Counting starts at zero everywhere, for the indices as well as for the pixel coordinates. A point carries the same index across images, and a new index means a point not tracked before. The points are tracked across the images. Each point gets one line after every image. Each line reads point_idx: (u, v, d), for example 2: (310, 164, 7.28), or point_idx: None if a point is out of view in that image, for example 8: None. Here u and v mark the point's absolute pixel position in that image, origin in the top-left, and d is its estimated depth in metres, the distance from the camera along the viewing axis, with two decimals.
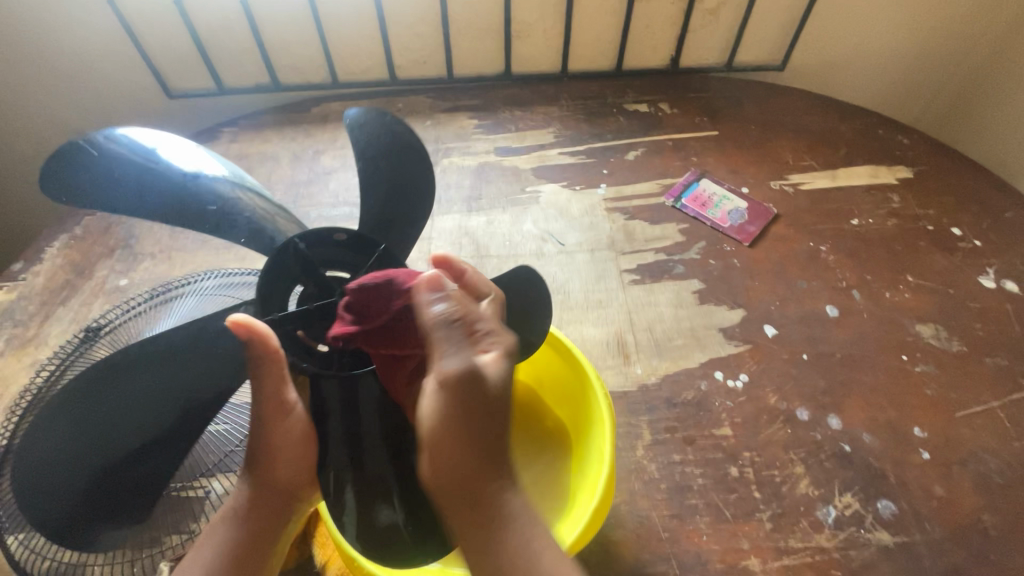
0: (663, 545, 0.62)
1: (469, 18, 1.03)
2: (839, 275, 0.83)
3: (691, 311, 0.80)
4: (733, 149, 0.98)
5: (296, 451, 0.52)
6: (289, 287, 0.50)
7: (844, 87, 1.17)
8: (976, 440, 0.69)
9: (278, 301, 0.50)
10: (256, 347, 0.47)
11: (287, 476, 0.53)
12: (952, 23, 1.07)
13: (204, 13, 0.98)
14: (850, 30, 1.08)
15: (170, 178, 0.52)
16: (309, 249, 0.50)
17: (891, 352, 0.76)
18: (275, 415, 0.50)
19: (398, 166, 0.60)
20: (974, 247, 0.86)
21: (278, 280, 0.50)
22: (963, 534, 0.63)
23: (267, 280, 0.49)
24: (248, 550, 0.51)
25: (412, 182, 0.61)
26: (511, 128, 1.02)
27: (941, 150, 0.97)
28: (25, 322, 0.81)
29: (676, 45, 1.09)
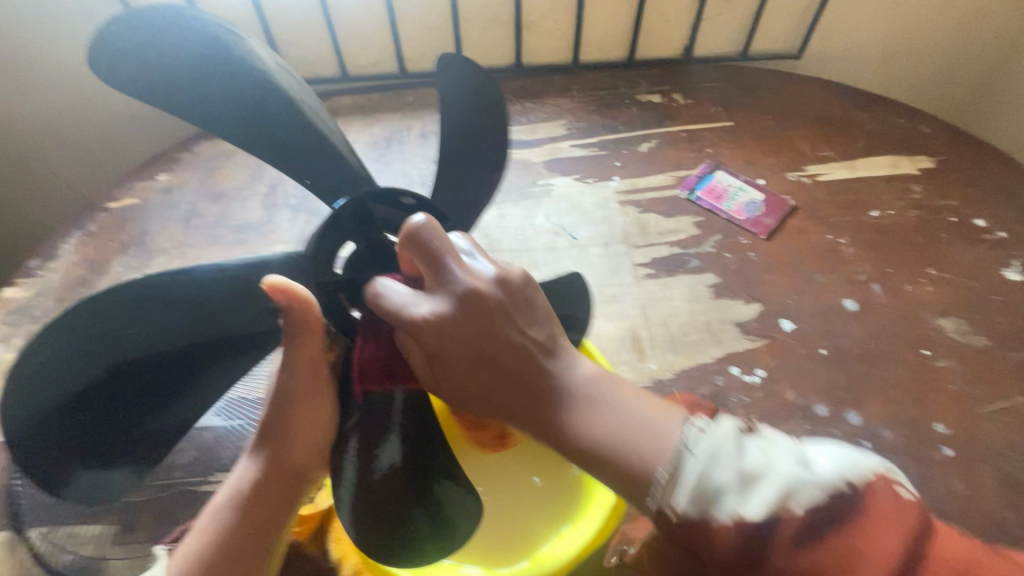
0: None
1: (479, 8, 1.01)
2: (858, 268, 0.82)
3: (706, 306, 0.79)
4: (749, 141, 0.96)
5: (309, 433, 0.52)
6: (342, 239, 0.52)
7: (863, 75, 1.14)
8: (1000, 437, 0.68)
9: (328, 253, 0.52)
10: (296, 319, 0.48)
11: (298, 460, 0.52)
12: (976, 9, 1.04)
13: (212, 7, 0.97)
14: (870, 16, 1.06)
15: (258, 96, 0.53)
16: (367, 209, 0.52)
17: (911, 346, 0.74)
18: (302, 395, 0.51)
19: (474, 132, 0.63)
20: (998, 238, 0.84)
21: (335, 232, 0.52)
22: (988, 533, 0.62)
23: (326, 225, 0.51)
24: (249, 531, 0.50)
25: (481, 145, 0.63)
26: (522, 120, 1.01)
27: (964, 139, 0.94)
28: (42, 318, 0.82)
29: (690, 34, 1.07)
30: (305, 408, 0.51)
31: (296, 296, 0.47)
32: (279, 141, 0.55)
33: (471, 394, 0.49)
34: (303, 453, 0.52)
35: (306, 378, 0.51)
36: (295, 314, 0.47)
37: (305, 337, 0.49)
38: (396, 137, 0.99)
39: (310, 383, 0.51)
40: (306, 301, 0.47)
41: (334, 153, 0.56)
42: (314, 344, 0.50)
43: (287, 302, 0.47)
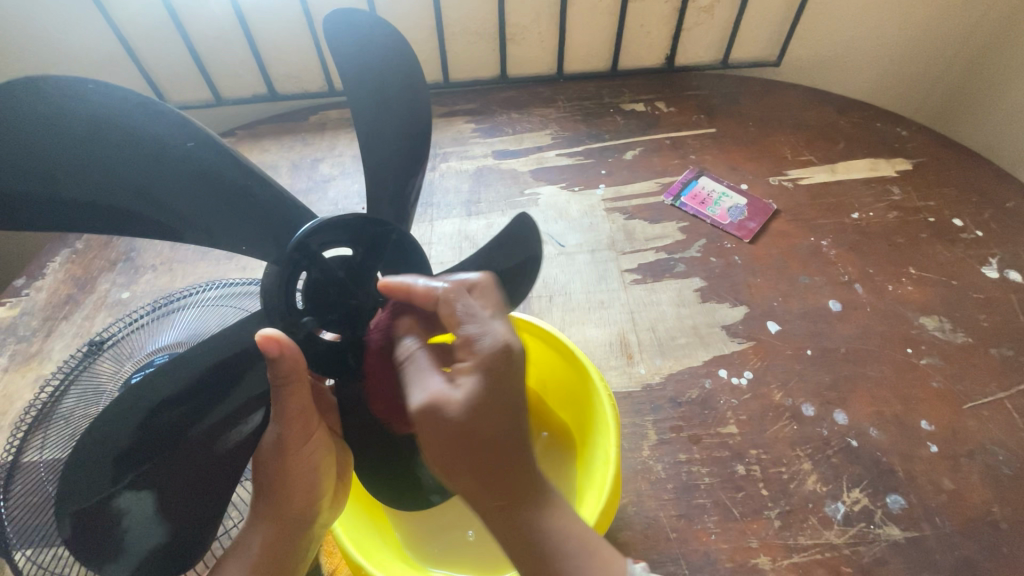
0: (672, 545, 0.62)
1: (464, 22, 1.03)
2: (841, 270, 0.83)
3: (693, 309, 0.80)
4: (731, 147, 0.98)
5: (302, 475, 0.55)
6: (293, 274, 0.47)
7: (843, 80, 1.17)
8: (985, 432, 0.68)
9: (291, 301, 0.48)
10: (284, 369, 0.46)
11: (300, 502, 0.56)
12: (947, 16, 1.07)
13: (198, 22, 0.97)
14: (845, 25, 1.08)
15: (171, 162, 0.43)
16: (315, 241, 0.47)
17: (895, 344, 0.76)
18: (294, 441, 0.53)
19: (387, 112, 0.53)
20: (976, 237, 0.85)
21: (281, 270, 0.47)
22: (974, 527, 0.62)
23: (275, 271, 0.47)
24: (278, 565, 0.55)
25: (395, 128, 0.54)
26: (508, 131, 1.03)
27: (940, 142, 0.96)
28: (29, 337, 0.81)
29: (672, 43, 1.09)
30: (298, 450, 0.54)
31: (286, 351, 0.45)
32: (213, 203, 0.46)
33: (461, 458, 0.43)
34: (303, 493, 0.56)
35: (295, 427, 0.52)
36: (283, 368, 0.46)
37: (289, 385, 0.47)
38: None
39: (300, 429, 0.52)
40: (291, 359, 0.45)
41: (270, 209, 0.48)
42: (300, 392, 0.48)
43: (281, 355, 0.45)
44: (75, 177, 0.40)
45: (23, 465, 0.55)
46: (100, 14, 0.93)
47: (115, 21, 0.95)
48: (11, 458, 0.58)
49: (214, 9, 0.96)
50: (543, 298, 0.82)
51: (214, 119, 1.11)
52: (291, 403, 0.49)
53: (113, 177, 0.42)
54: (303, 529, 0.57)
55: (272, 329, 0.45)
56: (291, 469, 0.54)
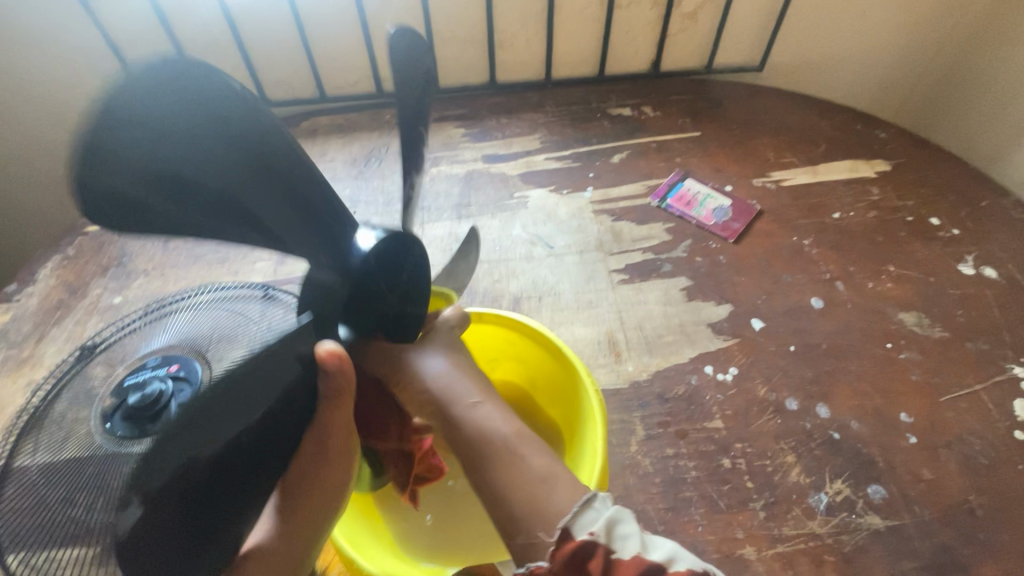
0: (660, 538, 0.63)
1: (453, 29, 1.05)
2: (823, 268, 0.85)
3: (679, 308, 0.82)
4: (715, 150, 1.00)
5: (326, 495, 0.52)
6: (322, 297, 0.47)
7: (823, 85, 1.20)
8: (962, 423, 0.70)
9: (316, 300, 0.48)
10: (338, 384, 0.47)
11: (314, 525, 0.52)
12: (921, 23, 1.11)
13: (189, 29, 0.99)
14: (824, 31, 1.11)
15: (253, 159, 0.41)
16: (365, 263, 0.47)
17: (875, 339, 0.78)
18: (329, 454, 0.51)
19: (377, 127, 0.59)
20: (952, 235, 0.88)
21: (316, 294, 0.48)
22: (952, 515, 0.64)
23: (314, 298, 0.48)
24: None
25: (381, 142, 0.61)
26: (497, 136, 1.04)
27: (917, 144, 0.99)
28: (20, 343, 0.81)
29: (657, 49, 1.11)
30: (323, 468, 0.51)
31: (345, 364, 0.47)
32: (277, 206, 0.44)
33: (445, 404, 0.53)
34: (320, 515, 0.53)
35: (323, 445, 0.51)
36: (337, 381, 0.47)
37: (339, 398, 0.49)
38: (375, 155, 1.02)
39: (339, 444, 0.51)
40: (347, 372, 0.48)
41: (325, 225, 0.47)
42: (348, 404, 0.50)
43: (337, 370, 0.47)
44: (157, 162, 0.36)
45: (17, 469, 0.56)
46: (90, 18, 0.94)
47: (102, 22, 0.95)
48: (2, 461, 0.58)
49: (204, 15, 0.97)
50: (533, 298, 0.84)
51: None
52: (338, 411, 0.50)
53: (199, 168, 0.38)
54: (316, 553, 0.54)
55: (330, 344, 0.47)
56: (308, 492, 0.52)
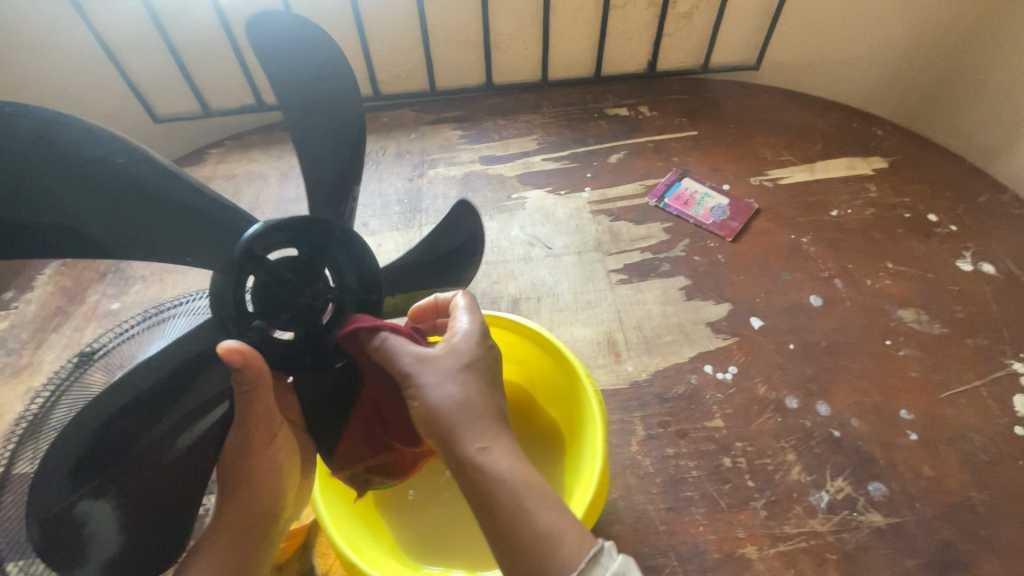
0: (661, 538, 0.63)
1: (449, 31, 1.05)
2: (821, 265, 0.85)
3: (678, 307, 0.81)
4: (712, 149, 1.00)
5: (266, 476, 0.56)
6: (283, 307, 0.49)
7: (819, 83, 1.20)
8: (962, 419, 0.70)
9: (239, 299, 0.48)
10: (250, 375, 0.48)
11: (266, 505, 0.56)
12: (916, 20, 1.11)
13: (184, 34, 0.98)
14: (819, 29, 1.11)
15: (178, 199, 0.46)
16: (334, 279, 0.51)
17: (875, 336, 0.78)
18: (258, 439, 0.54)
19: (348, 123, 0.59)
20: (950, 232, 0.88)
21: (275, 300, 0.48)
22: (953, 512, 0.64)
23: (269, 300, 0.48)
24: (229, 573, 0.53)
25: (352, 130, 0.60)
26: (495, 137, 1.04)
27: (914, 141, 0.99)
28: (18, 350, 0.81)
29: (653, 49, 1.11)
30: (262, 450, 0.55)
31: (250, 361, 0.47)
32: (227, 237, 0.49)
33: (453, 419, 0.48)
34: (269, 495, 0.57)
35: (259, 431, 0.54)
36: (250, 372, 0.47)
37: (257, 390, 0.49)
38: (372, 158, 1.02)
39: (265, 430, 0.54)
40: (253, 368, 0.48)
41: None
42: (263, 396, 0.50)
43: (243, 364, 0.47)
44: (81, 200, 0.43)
45: None
46: (84, 23, 0.94)
47: (95, 25, 0.94)
48: None
49: (198, 18, 0.97)
50: (531, 299, 0.84)
51: (202, 130, 1.12)
52: (259, 402, 0.51)
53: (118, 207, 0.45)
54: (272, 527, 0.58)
55: (233, 340, 0.47)
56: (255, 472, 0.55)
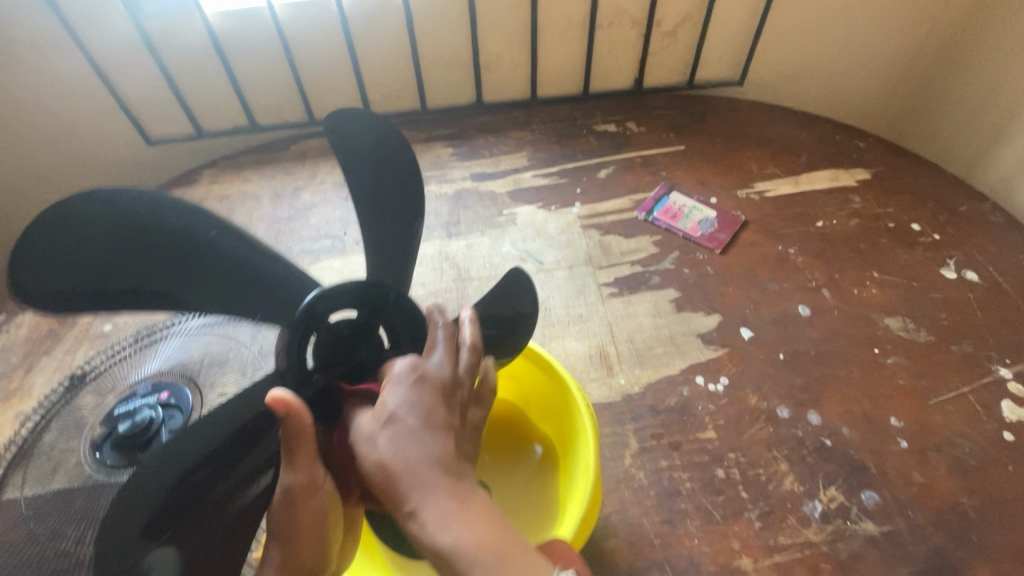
0: (655, 551, 0.63)
1: (439, 51, 1.07)
2: (808, 276, 0.86)
3: (669, 319, 0.82)
4: (699, 163, 1.02)
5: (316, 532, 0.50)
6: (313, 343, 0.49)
7: (803, 97, 1.23)
8: (950, 425, 0.71)
9: (296, 359, 0.49)
10: (291, 427, 0.45)
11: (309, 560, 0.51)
12: (895, 34, 1.14)
13: (177, 56, 1.00)
14: (801, 45, 1.14)
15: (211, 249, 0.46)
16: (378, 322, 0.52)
17: (863, 345, 0.79)
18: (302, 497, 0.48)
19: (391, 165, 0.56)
20: (933, 240, 0.90)
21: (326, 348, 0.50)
22: (945, 518, 0.65)
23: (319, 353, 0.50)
24: None
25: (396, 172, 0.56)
26: (485, 154, 1.06)
27: (895, 152, 1.02)
28: (8, 374, 0.81)
29: (639, 67, 1.14)
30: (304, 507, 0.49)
31: (296, 411, 0.45)
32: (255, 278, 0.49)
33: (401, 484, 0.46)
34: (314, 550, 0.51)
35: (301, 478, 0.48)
36: (290, 425, 0.45)
37: (297, 441, 0.47)
38: None
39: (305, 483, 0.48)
40: (301, 417, 0.46)
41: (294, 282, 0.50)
42: (305, 449, 0.47)
43: (288, 414, 0.45)
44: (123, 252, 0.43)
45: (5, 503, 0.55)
46: (77, 47, 0.95)
47: (86, 46, 0.95)
48: None
49: (191, 41, 0.98)
50: None
51: (196, 151, 1.13)
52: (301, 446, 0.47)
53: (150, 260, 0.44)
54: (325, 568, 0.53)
55: (282, 389, 0.45)
56: (301, 523, 0.49)
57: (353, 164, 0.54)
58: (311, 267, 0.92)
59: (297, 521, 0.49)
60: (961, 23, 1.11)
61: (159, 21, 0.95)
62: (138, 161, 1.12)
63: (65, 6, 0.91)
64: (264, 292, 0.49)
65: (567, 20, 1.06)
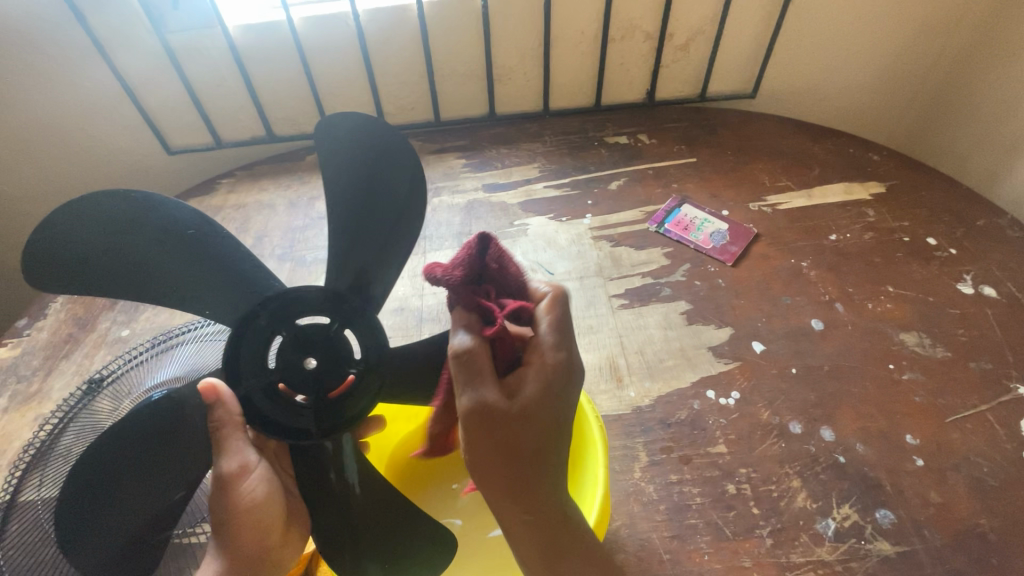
0: (665, 567, 0.62)
1: (453, 64, 1.09)
2: (822, 289, 0.86)
3: (680, 332, 0.82)
4: (711, 175, 1.02)
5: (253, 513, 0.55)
6: (268, 337, 0.53)
7: (815, 109, 1.22)
8: (968, 444, 0.70)
9: (258, 359, 0.53)
10: (220, 414, 0.53)
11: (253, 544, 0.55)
12: (910, 47, 1.13)
13: (199, 69, 1.02)
14: (813, 58, 1.14)
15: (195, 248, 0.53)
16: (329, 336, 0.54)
17: (877, 360, 0.78)
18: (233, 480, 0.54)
19: (384, 162, 0.55)
20: (950, 255, 0.89)
21: (291, 353, 0.53)
22: (963, 539, 0.63)
23: (286, 346, 0.53)
24: None
25: (388, 169, 0.55)
26: (497, 166, 1.07)
27: (911, 166, 1.01)
28: (29, 377, 0.83)
29: (651, 80, 1.15)
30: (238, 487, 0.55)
31: (222, 397, 0.52)
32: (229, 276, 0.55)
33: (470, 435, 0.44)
34: (255, 534, 0.55)
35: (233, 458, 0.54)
36: (220, 413, 0.53)
37: (224, 431, 0.53)
38: None
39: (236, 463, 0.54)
40: (230, 405, 0.53)
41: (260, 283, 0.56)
42: (232, 434, 0.54)
43: (217, 400, 0.53)
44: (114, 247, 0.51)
45: (20, 505, 0.57)
46: (103, 60, 0.98)
47: (114, 61, 0.98)
48: (7, 497, 0.59)
49: (212, 53, 1.01)
50: None
51: (214, 160, 1.16)
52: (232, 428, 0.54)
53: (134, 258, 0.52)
54: (264, 566, 0.56)
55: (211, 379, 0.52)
56: (244, 504, 0.55)
57: (342, 157, 0.55)
58: (324, 275, 0.93)
59: (240, 505, 0.54)
60: (979, 35, 1.10)
61: (182, 36, 0.98)
62: (158, 169, 1.14)
63: (94, 24, 0.94)
64: (228, 281, 0.55)
65: (579, 34, 1.07)
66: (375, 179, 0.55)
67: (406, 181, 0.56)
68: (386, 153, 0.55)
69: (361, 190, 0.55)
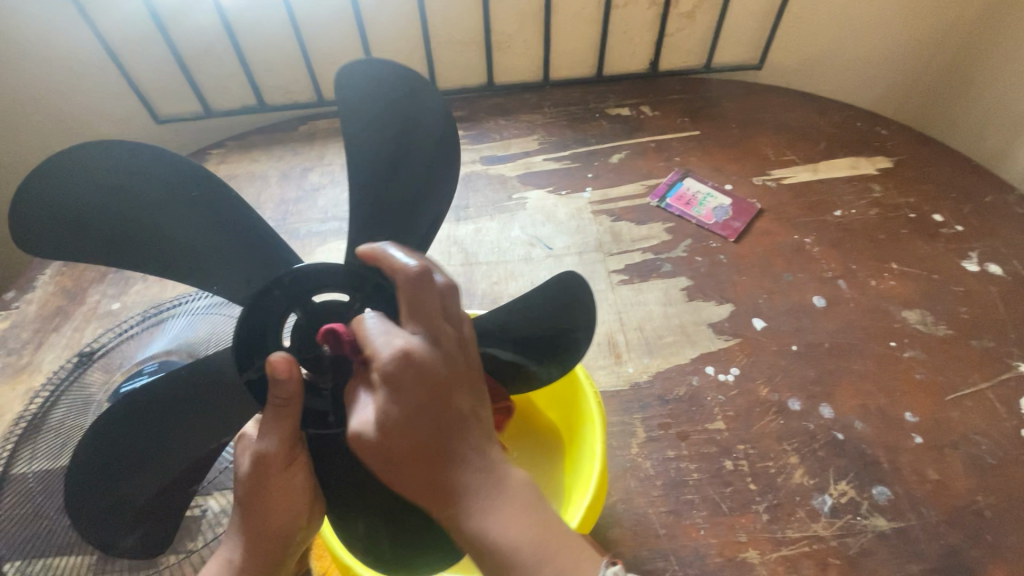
0: (661, 541, 0.62)
1: (450, 30, 1.04)
2: (825, 266, 0.84)
3: (680, 308, 0.81)
4: (715, 149, 1.00)
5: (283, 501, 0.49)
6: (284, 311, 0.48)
7: (823, 82, 1.19)
8: (967, 422, 0.69)
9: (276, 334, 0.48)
10: (285, 392, 0.45)
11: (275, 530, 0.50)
12: (922, 17, 1.09)
13: (186, 34, 0.99)
14: (823, 27, 1.10)
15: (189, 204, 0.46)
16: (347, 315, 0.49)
17: (878, 338, 0.77)
18: (270, 464, 0.47)
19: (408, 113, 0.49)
20: (956, 232, 0.87)
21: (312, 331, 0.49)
22: (959, 516, 0.63)
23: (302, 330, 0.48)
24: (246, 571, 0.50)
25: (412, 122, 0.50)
26: (496, 137, 1.04)
27: (920, 140, 0.98)
28: (19, 349, 0.81)
29: (655, 49, 1.11)
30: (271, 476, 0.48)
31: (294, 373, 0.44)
32: (227, 241, 0.48)
33: (408, 403, 0.41)
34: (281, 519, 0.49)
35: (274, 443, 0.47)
36: (284, 391, 0.45)
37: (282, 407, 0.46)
38: None
39: (280, 450, 0.47)
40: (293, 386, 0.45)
41: (267, 249, 0.50)
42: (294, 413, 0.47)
43: (288, 377, 0.44)
44: (106, 199, 0.43)
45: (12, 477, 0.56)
46: (84, 22, 0.94)
47: (96, 24, 0.94)
48: None
49: (200, 19, 0.97)
50: None
51: (204, 130, 1.12)
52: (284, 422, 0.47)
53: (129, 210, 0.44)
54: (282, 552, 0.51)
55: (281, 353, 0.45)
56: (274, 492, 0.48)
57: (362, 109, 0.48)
58: (318, 248, 0.91)
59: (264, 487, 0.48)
60: (993, 6, 1.06)
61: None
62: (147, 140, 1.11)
63: None
64: (229, 245, 0.48)
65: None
66: (397, 132, 0.49)
67: (431, 137, 0.51)
68: (411, 105, 0.49)
69: (377, 145, 0.49)
